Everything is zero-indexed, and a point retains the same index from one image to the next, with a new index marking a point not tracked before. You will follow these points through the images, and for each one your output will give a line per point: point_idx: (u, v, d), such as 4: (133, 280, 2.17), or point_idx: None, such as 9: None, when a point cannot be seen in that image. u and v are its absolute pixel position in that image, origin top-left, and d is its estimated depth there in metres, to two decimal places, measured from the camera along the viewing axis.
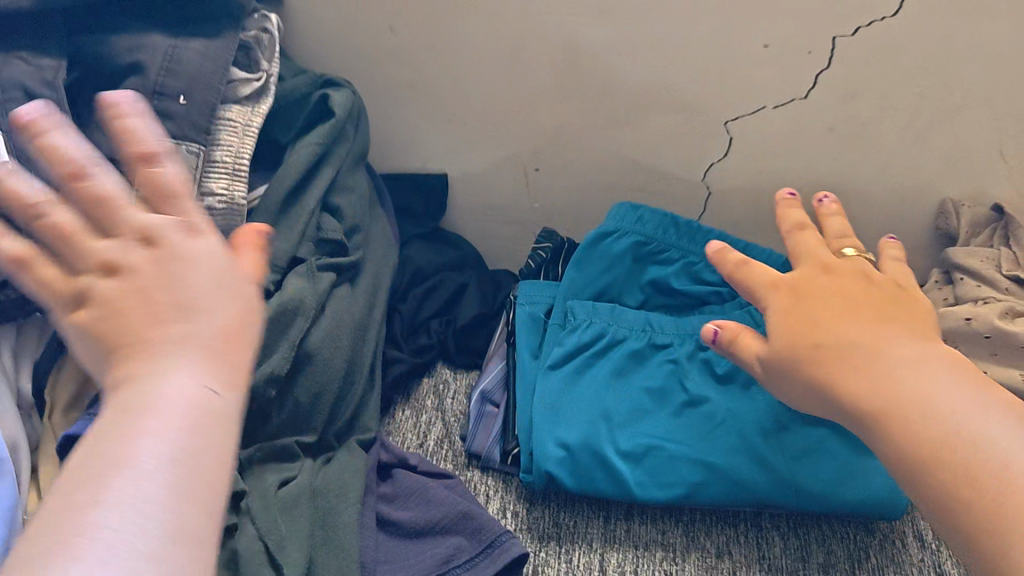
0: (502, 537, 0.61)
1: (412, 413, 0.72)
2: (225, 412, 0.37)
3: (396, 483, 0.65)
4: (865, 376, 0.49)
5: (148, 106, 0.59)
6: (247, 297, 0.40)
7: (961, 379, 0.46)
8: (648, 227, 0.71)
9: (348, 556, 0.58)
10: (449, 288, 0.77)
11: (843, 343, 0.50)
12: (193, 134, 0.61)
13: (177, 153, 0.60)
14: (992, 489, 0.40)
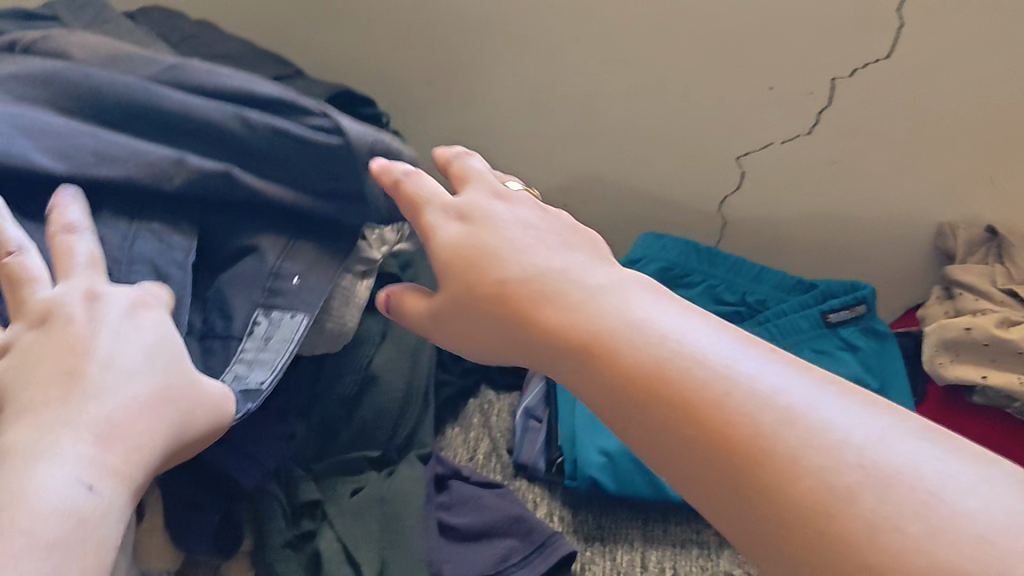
0: (551, 538, 0.68)
1: (460, 430, 0.78)
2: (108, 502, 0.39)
3: (452, 492, 0.71)
4: (602, 334, 0.45)
5: (263, 283, 0.58)
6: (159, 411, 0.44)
7: (683, 320, 0.44)
8: (672, 254, 0.78)
9: (415, 555, 0.64)
10: None
11: (575, 302, 0.47)
12: (305, 303, 0.59)
13: (281, 319, 0.58)
14: (742, 438, 0.38)
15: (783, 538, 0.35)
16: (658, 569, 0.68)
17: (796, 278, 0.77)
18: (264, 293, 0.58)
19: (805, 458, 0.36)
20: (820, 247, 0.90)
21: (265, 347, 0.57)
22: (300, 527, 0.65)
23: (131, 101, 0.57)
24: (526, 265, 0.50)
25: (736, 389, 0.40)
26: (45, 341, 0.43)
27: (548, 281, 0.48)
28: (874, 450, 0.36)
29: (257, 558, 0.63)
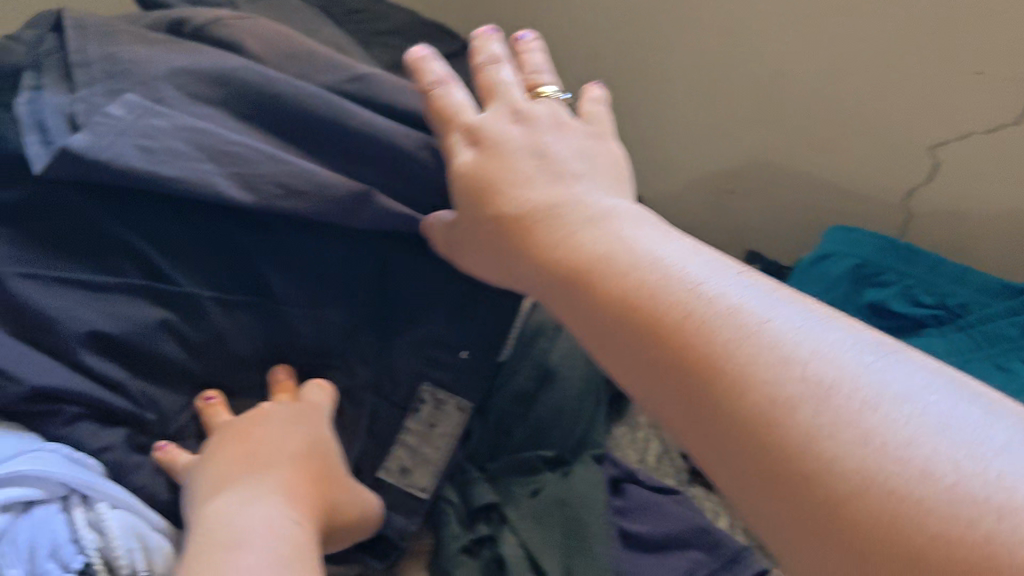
0: (742, 553, 0.63)
1: (627, 430, 0.73)
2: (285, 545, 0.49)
3: (629, 497, 0.66)
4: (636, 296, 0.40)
5: (429, 354, 0.64)
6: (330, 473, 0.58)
7: (721, 273, 0.40)
8: (864, 250, 0.73)
9: (600, 565, 0.59)
10: None
11: (606, 258, 0.42)
12: (468, 390, 0.64)
13: (446, 404, 0.64)
14: (723, 365, 0.35)
15: (818, 521, 0.30)
16: None
17: (1004, 282, 0.68)
18: (428, 365, 0.64)
19: (794, 408, 0.32)
20: (1011, 252, 0.77)
21: (428, 437, 0.63)
22: (475, 530, 0.62)
23: (307, 116, 0.59)
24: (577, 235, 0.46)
25: (755, 348, 0.35)
26: (214, 463, 0.55)
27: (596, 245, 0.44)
28: (881, 395, 0.32)
29: (433, 561, 0.62)
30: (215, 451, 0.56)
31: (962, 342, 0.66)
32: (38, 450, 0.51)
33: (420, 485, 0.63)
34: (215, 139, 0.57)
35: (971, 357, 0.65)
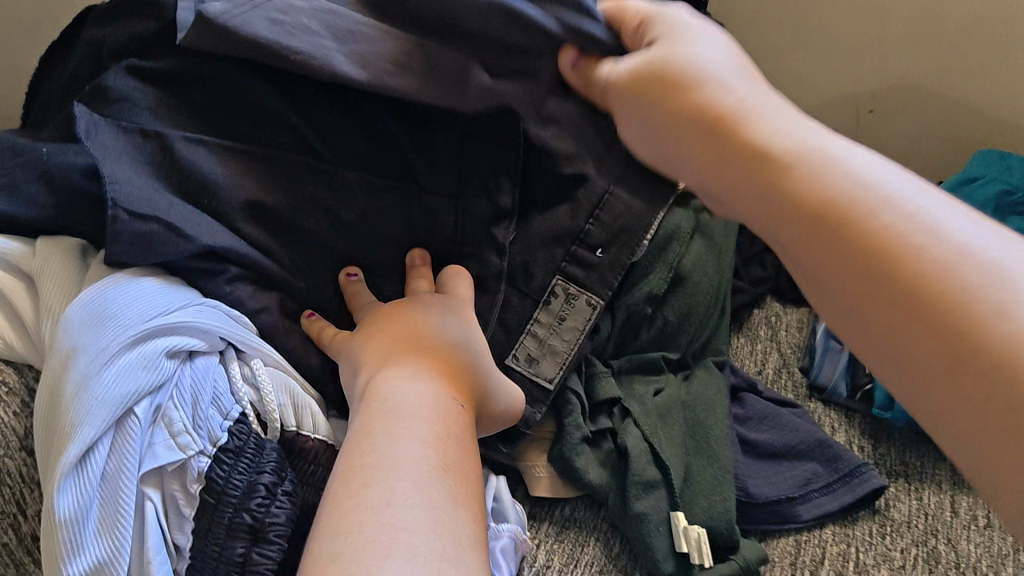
0: (858, 469, 0.63)
1: (748, 339, 0.74)
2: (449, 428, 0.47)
3: (749, 405, 0.67)
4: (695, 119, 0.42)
5: (568, 248, 0.64)
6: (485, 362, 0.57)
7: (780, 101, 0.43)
8: (1014, 177, 0.71)
9: (721, 464, 0.61)
10: None
11: (690, 71, 0.43)
12: (603, 285, 0.64)
13: (578, 299, 0.64)
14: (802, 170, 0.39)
15: (903, 308, 0.34)
16: (969, 516, 0.63)
17: None
18: (568, 259, 0.64)
19: (869, 205, 0.36)
20: None
21: (556, 330, 0.64)
22: (596, 423, 0.63)
23: None
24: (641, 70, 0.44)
25: (877, 205, 0.36)
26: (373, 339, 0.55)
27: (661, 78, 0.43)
28: (948, 221, 0.35)
29: (553, 449, 0.63)
30: (372, 335, 0.56)
31: None
32: (201, 304, 0.53)
33: (544, 375, 0.63)
34: (347, 19, 0.52)
35: None
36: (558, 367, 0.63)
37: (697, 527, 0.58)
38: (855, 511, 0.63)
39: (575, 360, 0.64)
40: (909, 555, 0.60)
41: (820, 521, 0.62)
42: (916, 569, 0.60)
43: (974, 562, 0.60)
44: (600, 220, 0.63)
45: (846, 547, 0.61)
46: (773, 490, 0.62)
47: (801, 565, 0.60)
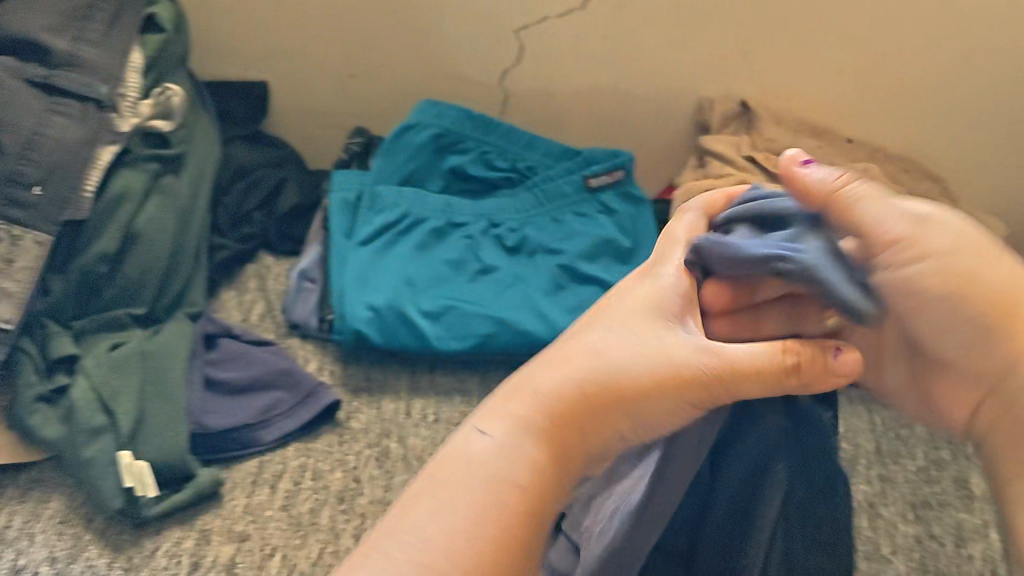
0: (317, 389, 0.70)
1: (237, 293, 0.79)
2: (512, 446, 0.41)
3: (222, 349, 0.72)
4: (477, 463, 0.41)
5: (6, 193, 0.64)
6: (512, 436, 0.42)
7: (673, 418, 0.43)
8: (446, 120, 0.79)
9: (173, 402, 0.65)
10: (282, 185, 0.84)
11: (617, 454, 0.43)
12: (47, 223, 0.64)
13: (22, 240, 0.64)
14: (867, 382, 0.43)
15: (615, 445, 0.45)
16: (421, 415, 0.72)
17: (561, 147, 0.81)
18: (8, 205, 0.64)
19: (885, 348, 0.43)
20: (591, 122, 0.90)
21: (7, 272, 0.63)
22: (53, 379, 0.65)
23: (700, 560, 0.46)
24: (475, 455, 0.41)
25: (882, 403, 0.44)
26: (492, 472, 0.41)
27: (504, 478, 0.40)
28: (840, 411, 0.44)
29: (11, 413, 0.64)
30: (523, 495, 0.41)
31: (526, 201, 0.79)
32: None
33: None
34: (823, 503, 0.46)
35: (533, 214, 0.78)
36: (14, 310, 0.63)
37: (141, 460, 0.62)
38: (316, 428, 0.70)
39: (30, 306, 0.65)
40: (361, 456, 0.69)
41: (282, 441, 0.68)
42: (365, 468, 0.68)
43: (419, 453, 0.69)
44: (28, 158, 0.64)
45: (305, 460, 0.68)
46: (230, 420, 0.67)
47: (261, 482, 0.66)
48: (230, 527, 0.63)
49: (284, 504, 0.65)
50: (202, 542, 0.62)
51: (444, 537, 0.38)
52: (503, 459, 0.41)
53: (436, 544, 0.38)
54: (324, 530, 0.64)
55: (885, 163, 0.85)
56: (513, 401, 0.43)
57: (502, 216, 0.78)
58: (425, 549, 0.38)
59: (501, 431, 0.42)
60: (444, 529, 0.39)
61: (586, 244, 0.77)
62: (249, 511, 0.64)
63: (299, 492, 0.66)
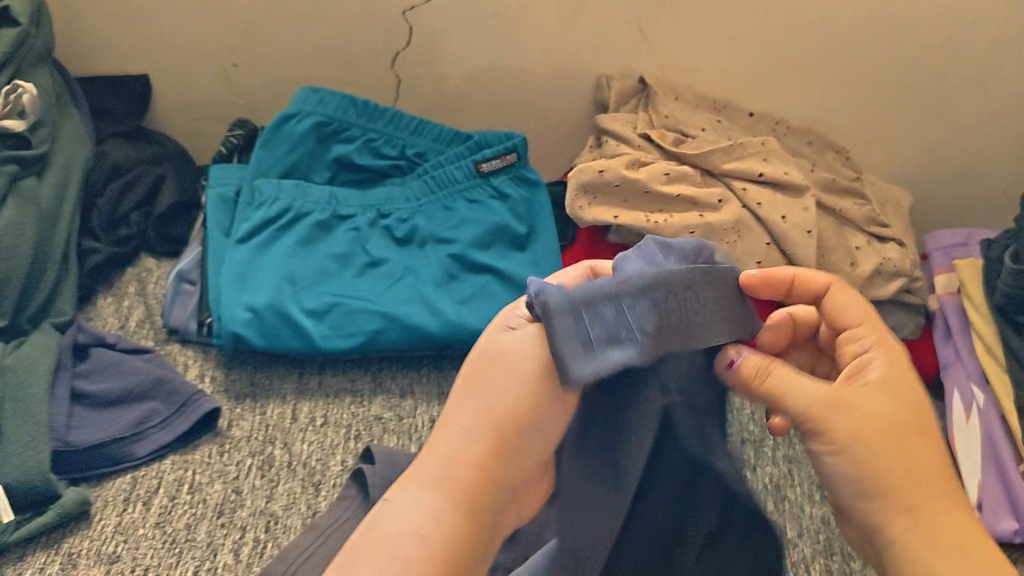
0: (193, 397, 0.67)
1: (114, 300, 0.75)
2: (433, 502, 0.40)
3: (93, 360, 0.68)
4: (423, 535, 0.39)
5: None
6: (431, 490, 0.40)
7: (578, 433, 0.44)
8: (328, 108, 0.75)
9: (36, 420, 0.61)
10: (163, 183, 0.80)
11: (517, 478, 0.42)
12: None
13: None
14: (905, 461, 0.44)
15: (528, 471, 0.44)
16: (309, 418, 0.69)
17: (452, 132, 0.78)
18: None
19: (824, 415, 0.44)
20: (488, 105, 0.86)
21: None
22: None
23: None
24: (407, 538, 0.39)
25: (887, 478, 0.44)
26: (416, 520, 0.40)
27: (416, 533, 0.39)
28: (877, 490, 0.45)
29: None
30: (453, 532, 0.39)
31: (416, 189, 0.75)
32: None
33: None
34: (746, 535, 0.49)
35: (424, 202, 0.75)
36: None
37: None
38: (195, 437, 0.67)
39: None
40: (243, 466, 0.65)
41: (157, 455, 0.65)
42: (247, 478, 0.65)
43: (305, 459, 0.66)
44: None
45: (183, 473, 0.64)
46: (98, 435, 0.63)
47: (134, 498, 0.62)
48: (99, 548, 0.59)
49: (158, 520, 0.61)
50: (68, 566, 0.58)
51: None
52: (438, 524, 0.39)
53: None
54: (200, 547, 0.60)
55: (786, 136, 0.84)
56: (425, 466, 0.42)
57: (392, 206, 0.75)
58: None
59: (412, 500, 0.40)
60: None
61: (479, 231, 0.74)
62: (120, 530, 0.61)
63: (174, 506, 0.62)
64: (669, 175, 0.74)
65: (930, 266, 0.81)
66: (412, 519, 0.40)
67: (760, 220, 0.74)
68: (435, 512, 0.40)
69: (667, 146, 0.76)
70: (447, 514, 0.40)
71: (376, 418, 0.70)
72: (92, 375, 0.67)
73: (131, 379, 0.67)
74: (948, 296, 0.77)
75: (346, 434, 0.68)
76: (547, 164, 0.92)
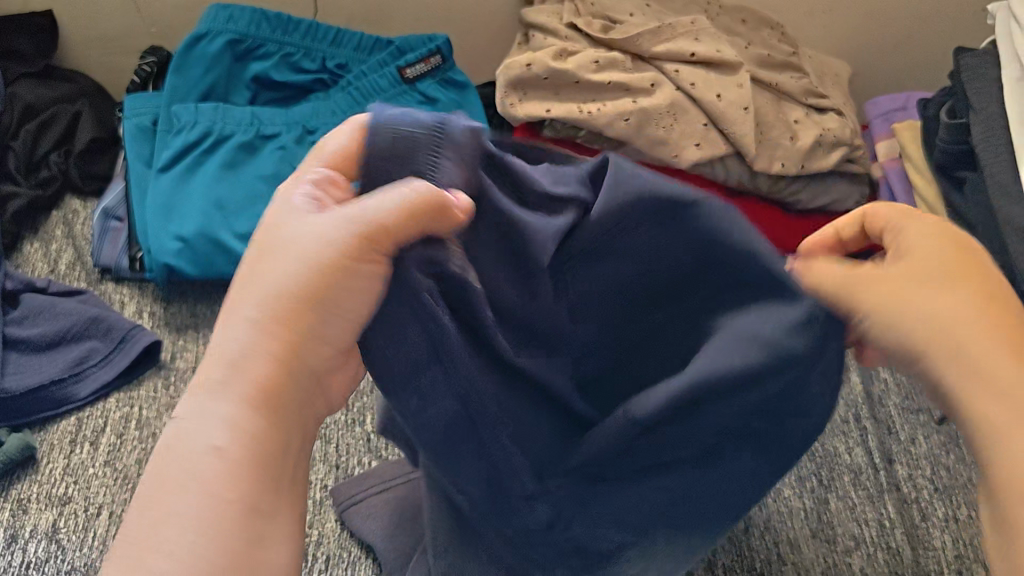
0: (131, 331, 0.65)
1: (41, 244, 0.73)
2: (210, 401, 0.34)
3: (24, 305, 0.65)
4: (217, 458, 0.33)
5: None
6: (212, 404, 0.33)
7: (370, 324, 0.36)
8: (240, 24, 0.72)
9: None
10: (81, 123, 0.77)
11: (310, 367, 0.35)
12: None
13: None
14: None
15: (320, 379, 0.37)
16: None
17: (372, 39, 0.76)
18: None
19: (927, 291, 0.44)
20: (412, 12, 0.82)
21: None
22: None
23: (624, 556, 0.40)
24: (193, 470, 0.32)
25: None
26: (195, 430, 0.33)
27: (214, 449, 0.33)
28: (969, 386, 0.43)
29: None
30: (239, 419, 0.33)
31: (341, 102, 0.73)
32: None
33: None
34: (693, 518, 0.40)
35: (350, 114, 0.73)
36: None
37: None
38: (139, 372, 0.65)
39: None
40: None
41: (101, 393, 0.64)
42: None
43: None
44: None
45: (128, 409, 0.63)
46: (36, 378, 0.62)
47: (80, 439, 0.61)
48: (49, 491, 0.58)
49: (107, 458, 0.60)
50: (19, 512, 0.57)
51: (212, 518, 0.32)
52: (233, 435, 0.33)
53: (213, 529, 0.32)
54: None
55: (720, 16, 0.80)
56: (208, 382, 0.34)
57: (318, 121, 0.73)
58: (173, 518, 0.31)
59: (196, 408, 0.34)
60: (200, 499, 0.32)
61: None
62: (69, 472, 0.60)
63: (123, 444, 0.61)
64: (599, 62, 0.72)
65: (872, 133, 0.80)
66: (184, 442, 0.33)
67: (695, 101, 0.72)
68: (229, 408, 0.34)
69: (595, 34, 0.74)
70: (235, 414, 0.34)
71: None
72: (26, 317, 0.65)
73: (68, 319, 0.65)
74: (890, 162, 0.76)
75: None
76: (480, 63, 0.89)
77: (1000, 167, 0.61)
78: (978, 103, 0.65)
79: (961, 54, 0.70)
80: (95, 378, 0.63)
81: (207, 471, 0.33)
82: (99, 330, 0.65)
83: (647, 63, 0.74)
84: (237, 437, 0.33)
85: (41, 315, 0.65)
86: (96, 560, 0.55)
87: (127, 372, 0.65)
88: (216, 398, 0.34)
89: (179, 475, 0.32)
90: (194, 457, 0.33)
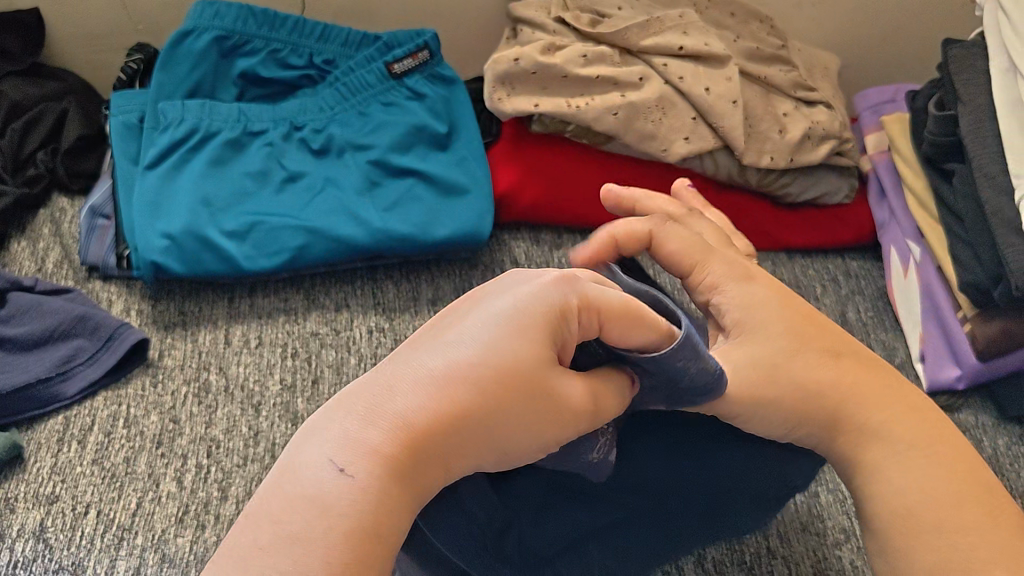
0: (119, 329, 0.65)
1: (29, 242, 0.72)
2: (369, 452, 0.33)
3: (11, 304, 0.65)
4: (349, 495, 0.32)
5: None
6: (369, 450, 0.33)
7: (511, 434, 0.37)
8: (226, 20, 0.72)
9: None
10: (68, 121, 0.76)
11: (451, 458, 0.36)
12: None
13: None
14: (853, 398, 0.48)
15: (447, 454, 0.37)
16: (242, 342, 0.68)
17: (359, 34, 0.75)
18: None
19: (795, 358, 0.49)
20: (400, 7, 0.82)
21: None
22: None
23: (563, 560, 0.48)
24: (322, 492, 0.31)
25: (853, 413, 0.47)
26: (332, 479, 0.32)
27: (352, 498, 0.31)
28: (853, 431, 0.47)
29: None
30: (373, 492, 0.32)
31: (328, 97, 0.73)
32: None
33: None
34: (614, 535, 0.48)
35: (338, 110, 0.73)
36: None
37: None
38: (126, 371, 0.65)
39: None
40: (179, 395, 0.64)
41: (89, 392, 0.63)
42: (184, 406, 0.63)
43: (242, 381, 0.65)
44: None
45: (116, 408, 0.63)
46: (23, 376, 0.62)
47: (68, 438, 0.61)
48: (36, 490, 0.58)
49: (95, 457, 0.60)
50: (6, 511, 0.57)
51: (319, 543, 0.30)
52: (373, 485, 0.32)
53: None
54: (141, 479, 0.59)
55: (709, 9, 0.79)
56: (364, 420, 0.34)
57: (305, 117, 0.73)
58: (280, 525, 0.31)
59: (349, 464, 0.32)
60: (315, 531, 0.31)
61: (396, 133, 0.72)
62: (57, 471, 0.59)
63: (111, 442, 0.61)
64: (587, 56, 0.72)
65: (862, 126, 0.81)
66: (331, 480, 0.32)
67: (684, 95, 0.72)
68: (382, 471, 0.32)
69: (583, 27, 0.74)
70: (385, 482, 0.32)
71: (313, 334, 0.68)
72: (13, 316, 0.65)
73: (55, 317, 0.65)
74: (879, 156, 0.76)
75: (284, 353, 0.67)
76: (470, 58, 0.88)
77: (988, 158, 0.61)
78: (966, 94, 0.65)
79: (948, 45, 0.70)
80: (83, 376, 0.63)
81: (326, 506, 0.31)
82: (87, 328, 0.65)
83: (635, 57, 0.74)
84: (369, 501, 0.32)
85: (28, 313, 0.65)
86: (84, 559, 0.55)
87: (115, 371, 0.65)
88: (366, 451, 0.33)
89: (310, 496, 0.31)
90: (327, 496, 0.31)
